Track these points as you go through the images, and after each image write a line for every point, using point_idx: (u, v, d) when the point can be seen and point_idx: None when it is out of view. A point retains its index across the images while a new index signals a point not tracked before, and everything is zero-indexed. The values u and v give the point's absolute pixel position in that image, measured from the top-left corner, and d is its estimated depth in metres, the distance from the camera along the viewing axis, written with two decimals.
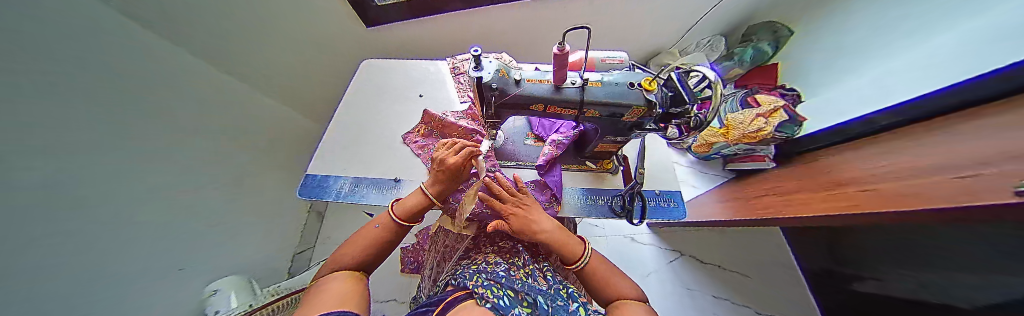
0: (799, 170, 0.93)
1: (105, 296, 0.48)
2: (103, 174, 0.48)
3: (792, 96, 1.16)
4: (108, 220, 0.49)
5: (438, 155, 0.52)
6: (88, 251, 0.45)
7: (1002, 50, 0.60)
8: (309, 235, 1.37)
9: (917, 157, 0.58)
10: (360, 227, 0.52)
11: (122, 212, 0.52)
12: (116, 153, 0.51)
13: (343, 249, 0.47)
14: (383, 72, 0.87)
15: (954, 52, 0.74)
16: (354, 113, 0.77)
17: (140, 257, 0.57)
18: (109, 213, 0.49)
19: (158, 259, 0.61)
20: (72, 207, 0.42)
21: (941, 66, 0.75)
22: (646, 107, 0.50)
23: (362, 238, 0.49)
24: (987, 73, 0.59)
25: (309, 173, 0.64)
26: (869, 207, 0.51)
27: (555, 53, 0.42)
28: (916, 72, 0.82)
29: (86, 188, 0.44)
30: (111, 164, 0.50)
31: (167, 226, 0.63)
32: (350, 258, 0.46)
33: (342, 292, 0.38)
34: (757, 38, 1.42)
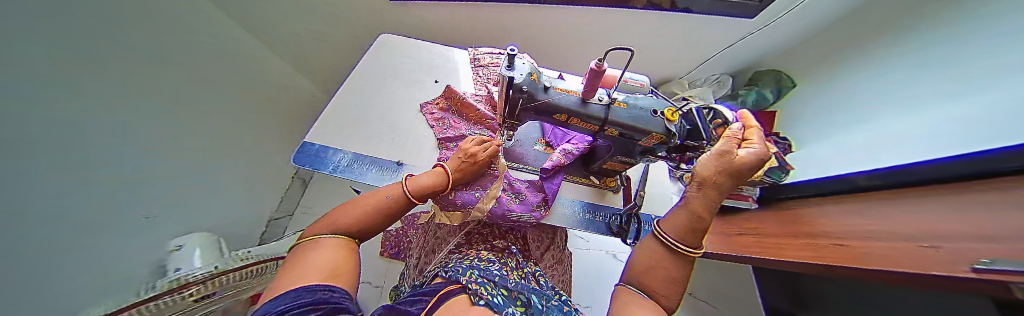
0: (778, 216, 0.97)
1: (51, 239, 0.44)
2: (53, 96, 0.43)
3: (783, 145, 1.21)
4: (59, 148, 0.45)
5: (471, 148, 0.56)
6: (38, 179, 0.41)
7: (1005, 128, 0.58)
8: (288, 203, 1.31)
9: (888, 222, 0.62)
10: (369, 190, 0.50)
11: (73, 144, 0.47)
12: (69, 76, 0.46)
13: (345, 210, 0.46)
14: (401, 50, 0.85)
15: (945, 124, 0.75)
16: (364, 87, 0.75)
17: (90, 194, 0.52)
18: (59, 141, 0.45)
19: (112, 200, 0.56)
20: (20, 125, 0.38)
21: (946, 133, 0.72)
22: (664, 135, 0.53)
23: (369, 203, 0.48)
24: (989, 149, 0.56)
25: (306, 141, 0.62)
26: (842, 259, 0.54)
27: (592, 68, 0.43)
28: (908, 139, 0.83)
29: (34, 106, 0.40)
30: (62, 87, 0.45)
31: (123, 166, 0.58)
32: (348, 221, 0.44)
33: (333, 263, 0.37)
34: (762, 83, 1.48)
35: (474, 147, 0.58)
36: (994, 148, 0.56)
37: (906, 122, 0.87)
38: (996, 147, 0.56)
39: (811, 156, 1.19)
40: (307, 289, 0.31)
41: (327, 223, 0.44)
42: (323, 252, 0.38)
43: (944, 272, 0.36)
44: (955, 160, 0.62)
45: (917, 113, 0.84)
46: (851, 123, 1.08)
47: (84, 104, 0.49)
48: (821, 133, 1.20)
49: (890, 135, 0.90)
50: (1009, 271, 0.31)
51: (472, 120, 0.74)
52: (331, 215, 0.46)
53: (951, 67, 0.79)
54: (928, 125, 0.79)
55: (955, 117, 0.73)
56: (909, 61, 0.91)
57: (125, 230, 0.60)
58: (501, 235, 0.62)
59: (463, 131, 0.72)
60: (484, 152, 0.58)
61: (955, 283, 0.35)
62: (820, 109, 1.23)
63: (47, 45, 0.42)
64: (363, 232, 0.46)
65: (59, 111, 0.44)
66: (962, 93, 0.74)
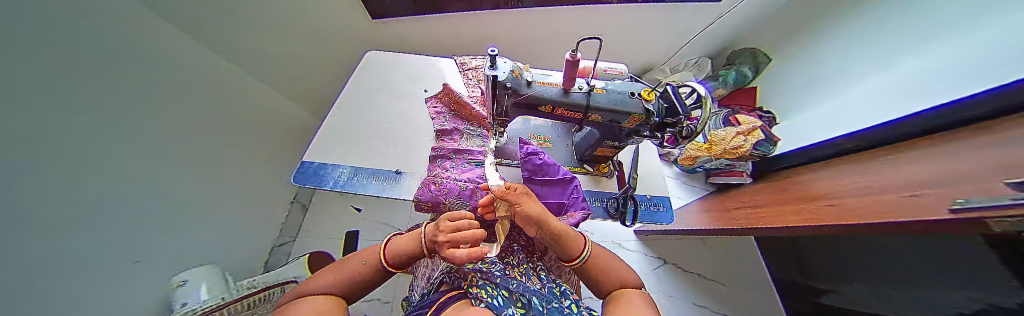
0: (774, 186, 1.00)
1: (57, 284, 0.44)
2: (67, 144, 0.45)
3: (769, 119, 1.26)
4: (67, 195, 0.46)
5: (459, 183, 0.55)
6: (50, 223, 0.43)
7: (997, 71, 0.63)
8: (290, 228, 1.31)
9: (873, 179, 0.65)
10: (340, 258, 0.45)
11: (85, 189, 0.49)
12: (85, 124, 0.48)
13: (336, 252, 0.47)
14: (392, 63, 0.89)
15: (944, 72, 0.78)
16: (357, 102, 0.77)
17: (97, 236, 0.52)
18: (69, 187, 0.46)
19: (118, 240, 0.57)
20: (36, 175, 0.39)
21: (927, 89, 0.79)
22: (644, 115, 0.56)
23: (347, 266, 0.42)
24: (987, 90, 0.62)
25: (305, 160, 0.63)
26: (831, 220, 0.56)
27: (567, 60, 0.45)
28: (910, 90, 0.85)
29: (47, 156, 0.41)
30: (73, 135, 0.46)
31: (127, 205, 0.59)
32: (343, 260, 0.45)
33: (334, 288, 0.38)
34: (739, 62, 1.53)
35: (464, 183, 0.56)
36: (992, 87, 0.61)
37: (886, 85, 0.95)
38: (993, 87, 0.61)
39: (800, 123, 1.24)
40: None
41: (302, 290, 0.37)
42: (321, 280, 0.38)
43: (921, 216, 0.39)
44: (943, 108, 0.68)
45: (895, 77, 0.93)
46: (827, 93, 1.17)
47: (101, 149, 0.51)
48: (800, 105, 1.28)
49: (869, 101, 0.98)
50: (979, 207, 0.34)
51: (469, 120, 0.76)
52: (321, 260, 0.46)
53: (923, 31, 0.88)
54: (909, 85, 0.87)
55: (949, 67, 0.77)
56: (882, 30, 1.00)
57: (130, 269, 0.60)
58: (502, 235, 0.63)
59: (457, 126, 0.75)
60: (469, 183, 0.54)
61: (928, 225, 0.38)
62: (800, 77, 1.31)
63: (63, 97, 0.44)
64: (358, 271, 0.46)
65: (76, 158, 0.46)
66: (936, 53, 0.83)
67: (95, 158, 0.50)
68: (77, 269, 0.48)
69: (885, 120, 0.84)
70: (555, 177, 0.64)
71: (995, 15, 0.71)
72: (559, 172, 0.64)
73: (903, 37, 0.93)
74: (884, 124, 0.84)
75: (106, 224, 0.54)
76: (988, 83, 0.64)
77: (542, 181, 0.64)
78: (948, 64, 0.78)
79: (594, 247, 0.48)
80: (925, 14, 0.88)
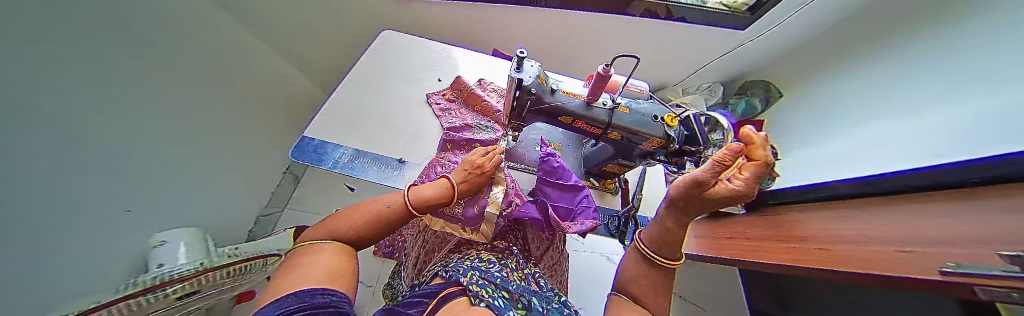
0: (766, 221, 1.01)
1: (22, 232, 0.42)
2: (22, 81, 0.40)
3: None
4: (34, 137, 0.42)
5: (478, 160, 0.55)
6: (20, 167, 0.40)
7: (965, 145, 0.66)
8: (279, 199, 1.28)
9: (863, 229, 0.67)
10: (371, 197, 0.50)
11: (49, 133, 0.45)
12: (38, 60, 0.43)
13: (342, 218, 0.45)
14: (405, 45, 0.86)
15: (939, 135, 0.75)
16: (365, 82, 0.74)
17: (70, 185, 0.49)
18: (33, 129, 0.42)
19: (91, 191, 0.54)
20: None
21: (906, 149, 0.82)
22: (664, 140, 0.55)
23: (368, 210, 0.47)
24: (951, 163, 0.65)
25: (306, 136, 0.61)
26: (821, 263, 0.57)
27: (600, 73, 0.44)
28: (913, 144, 0.81)
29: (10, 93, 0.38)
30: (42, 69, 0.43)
31: (101, 156, 0.55)
32: (349, 228, 0.43)
33: (330, 270, 0.36)
34: (751, 93, 1.55)
35: (481, 159, 0.57)
36: (955, 161, 0.64)
37: (873, 135, 0.97)
38: (957, 160, 0.64)
39: (811, 160, 1.18)
40: (307, 293, 0.30)
41: (327, 228, 0.43)
42: (321, 258, 0.37)
43: (915, 274, 0.39)
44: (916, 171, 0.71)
45: (883, 129, 0.94)
46: (823, 133, 1.19)
47: (56, 91, 0.46)
48: (800, 141, 1.29)
49: (859, 148, 1.00)
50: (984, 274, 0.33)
51: (479, 111, 0.77)
52: (328, 222, 0.45)
53: (915, 89, 0.88)
54: (891, 141, 0.89)
55: (928, 131, 0.79)
56: (881, 82, 1.00)
57: (107, 222, 0.58)
58: (501, 236, 0.62)
59: (469, 120, 0.74)
60: (489, 162, 0.57)
61: (924, 284, 0.38)
62: (803, 115, 1.31)
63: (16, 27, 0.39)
64: (365, 239, 0.46)
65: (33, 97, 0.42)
66: (920, 114, 0.84)
67: (56, 100, 0.46)
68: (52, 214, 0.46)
69: (885, 171, 0.82)
70: (567, 183, 0.63)
71: (978, 85, 0.71)
72: (572, 178, 0.64)
73: (915, 86, 0.88)
74: (884, 174, 0.81)
75: (77, 173, 0.51)
76: (977, 153, 0.61)
77: (556, 184, 0.63)
78: (927, 127, 0.80)
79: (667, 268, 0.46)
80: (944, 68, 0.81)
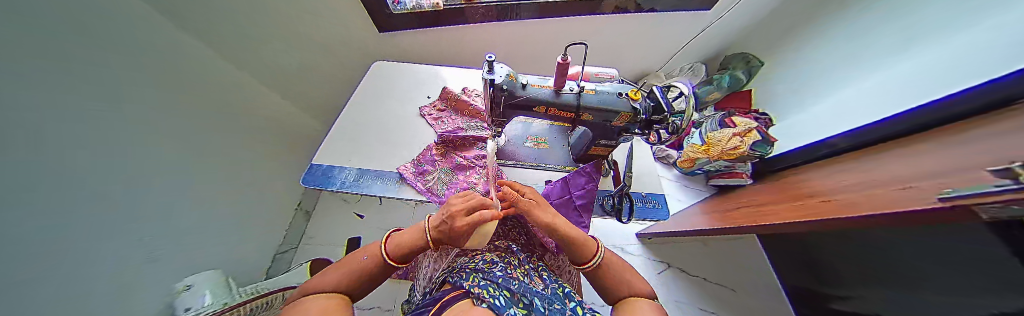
0: (771, 186, 1.00)
1: (51, 291, 0.45)
2: (59, 156, 0.46)
3: (765, 120, 1.26)
4: (67, 199, 0.47)
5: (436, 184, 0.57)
6: (49, 230, 0.44)
7: (984, 67, 0.67)
8: (293, 235, 1.33)
9: (864, 175, 0.66)
10: (350, 255, 0.53)
11: (78, 200, 0.49)
12: (77, 136, 0.49)
13: (328, 276, 0.46)
14: (395, 71, 0.93)
15: (948, 66, 0.76)
16: (362, 108, 0.81)
17: (97, 243, 0.53)
18: (65, 196, 0.47)
19: (115, 249, 0.57)
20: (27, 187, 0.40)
21: (916, 88, 0.82)
22: (631, 113, 0.58)
23: (350, 263, 0.50)
24: (983, 82, 0.64)
25: (313, 163, 0.66)
26: (821, 215, 0.58)
27: (558, 63, 0.49)
28: (919, 84, 0.82)
29: (47, 164, 0.44)
30: (76, 137, 0.48)
31: (129, 215, 0.60)
32: (339, 282, 0.45)
33: (323, 308, 0.38)
34: (732, 66, 1.55)
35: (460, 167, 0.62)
36: (989, 79, 0.63)
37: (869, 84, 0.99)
38: (989, 79, 0.63)
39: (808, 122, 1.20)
40: None
41: (312, 287, 0.44)
42: (324, 303, 0.39)
43: (904, 207, 0.42)
44: (938, 102, 0.71)
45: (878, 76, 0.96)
46: (812, 94, 1.21)
47: (93, 159, 0.52)
48: (788, 107, 1.33)
49: (858, 99, 1.01)
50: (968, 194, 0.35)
51: (467, 115, 0.84)
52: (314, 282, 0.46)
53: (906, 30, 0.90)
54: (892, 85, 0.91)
55: (932, 65, 0.81)
56: (866, 32, 1.02)
57: (129, 276, 0.61)
58: (504, 236, 0.65)
59: (460, 124, 0.80)
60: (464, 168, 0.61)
61: (927, 215, 0.39)
62: (790, 79, 1.33)
63: (61, 112, 0.46)
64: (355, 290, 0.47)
65: (67, 170, 0.47)
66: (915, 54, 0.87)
67: (91, 168, 0.51)
68: (76, 275, 0.49)
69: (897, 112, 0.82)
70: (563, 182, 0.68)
71: (981, 13, 0.73)
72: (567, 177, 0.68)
73: (897, 37, 0.93)
74: (896, 115, 0.81)
75: (106, 233, 0.55)
76: (1009, 67, 0.61)
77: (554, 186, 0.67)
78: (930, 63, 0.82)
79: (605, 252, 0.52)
80: (924, 14, 0.85)
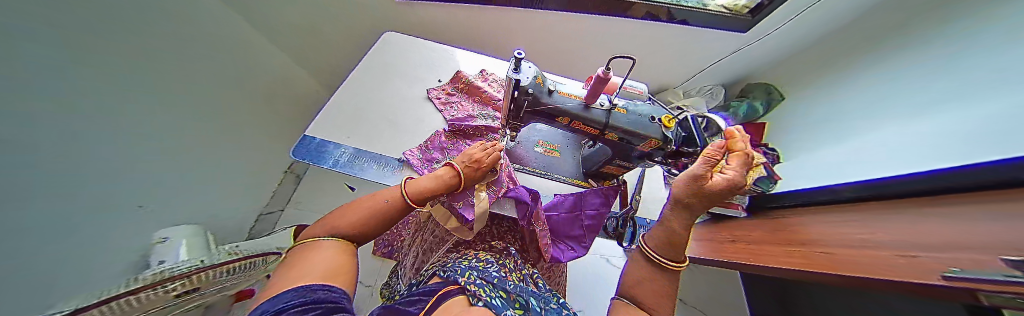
0: (768, 224, 1.00)
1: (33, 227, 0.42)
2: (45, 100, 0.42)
3: (773, 156, 1.24)
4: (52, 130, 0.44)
5: (476, 154, 0.54)
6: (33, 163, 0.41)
7: (979, 146, 0.61)
8: (280, 197, 1.29)
9: (864, 233, 0.66)
10: (368, 193, 0.48)
11: (67, 147, 0.46)
12: (62, 79, 0.45)
13: (341, 214, 0.43)
14: (405, 47, 0.87)
15: (955, 137, 0.69)
16: (366, 83, 0.75)
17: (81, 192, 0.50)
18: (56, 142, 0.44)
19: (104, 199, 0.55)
20: (14, 132, 0.37)
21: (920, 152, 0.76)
22: (661, 141, 0.56)
23: (365, 206, 0.45)
24: (970, 164, 0.58)
25: (307, 135, 0.61)
26: (818, 267, 0.57)
27: (599, 75, 0.45)
28: (907, 151, 0.80)
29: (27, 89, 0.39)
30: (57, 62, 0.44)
31: (112, 162, 0.57)
32: (349, 225, 0.42)
33: (329, 266, 0.35)
34: (753, 95, 1.54)
35: (480, 153, 0.56)
36: (974, 162, 0.58)
37: (887, 137, 0.90)
38: (976, 161, 0.58)
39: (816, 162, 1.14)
40: (305, 290, 0.29)
41: (326, 227, 0.41)
42: (321, 256, 0.36)
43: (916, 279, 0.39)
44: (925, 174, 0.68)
45: (900, 131, 0.87)
46: (833, 136, 1.13)
47: (74, 107, 0.48)
48: (802, 142, 1.26)
49: (870, 151, 0.94)
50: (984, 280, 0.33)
51: (479, 102, 0.80)
52: (329, 218, 0.44)
53: (942, 86, 0.79)
54: (903, 144, 0.83)
55: (946, 130, 0.73)
56: (906, 81, 0.91)
57: (116, 224, 0.59)
58: (498, 236, 0.63)
59: (472, 112, 0.76)
60: (487, 157, 0.56)
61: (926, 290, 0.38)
62: (811, 118, 1.26)
63: (41, 56, 0.41)
64: (366, 234, 0.45)
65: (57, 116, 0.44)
66: (938, 116, 0.77)
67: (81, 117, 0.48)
68: (66, 224, 0.47)
69: (890, 175, 0.78)
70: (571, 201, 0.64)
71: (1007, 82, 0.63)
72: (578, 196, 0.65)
73: (926, 92, 0.83)
74: (893, 178, 0.77)
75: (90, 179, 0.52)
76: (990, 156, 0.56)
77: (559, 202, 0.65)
78: (945, 130, 0.74)
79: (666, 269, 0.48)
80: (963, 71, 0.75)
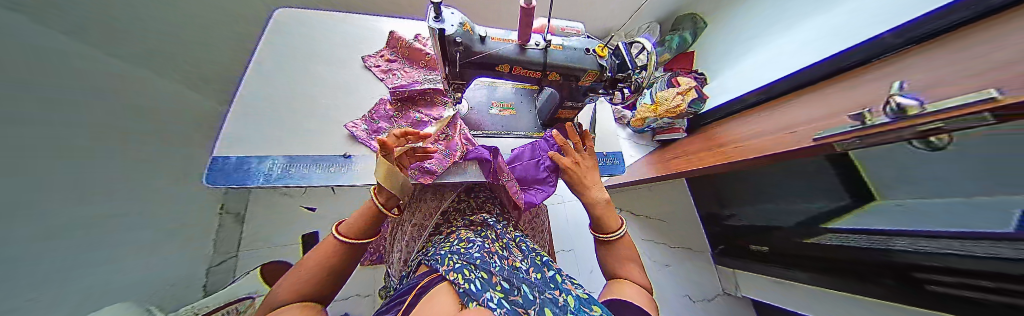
0: (700, 138, 1.18)
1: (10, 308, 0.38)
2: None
3: (701, 79, 1.40)
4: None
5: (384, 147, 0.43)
6: None
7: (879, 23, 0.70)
8: (227, 244, 1.10)
9: (764, 123, 0.82)
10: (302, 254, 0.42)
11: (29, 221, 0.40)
12: None
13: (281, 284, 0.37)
14: (311, 23, 0.73)
15: (855, 23, 0.80)
16: (273, 79, 0.63)
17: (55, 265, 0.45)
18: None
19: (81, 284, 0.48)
20: None
21: (826, 42, 0.87)
22: (598, 71, 0.58)
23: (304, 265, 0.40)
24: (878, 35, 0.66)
25: (216, 157, 0.51)
26: (733, 157, 0.71)
27: (522, 8, 0.41)
28: (809, 47, 0.93)
29: None
30: None
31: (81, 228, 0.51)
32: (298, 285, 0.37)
33: None
34: (682, 27, 1.66)
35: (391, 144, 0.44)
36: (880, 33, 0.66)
37: (797, 40, 1.03)
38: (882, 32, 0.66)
39: (732, 78, 1.31)
40: None
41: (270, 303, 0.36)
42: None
43: (801, 146, 0.50)
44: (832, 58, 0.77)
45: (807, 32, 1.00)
46: (747, 51, 1.28)
47: None
48: (722, 63, 1.42)
49: (781, 55, 1.07)
50: (839, 134, 0.43)
51: (424, 66, 0.74)
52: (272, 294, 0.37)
53: None
54: (811, 41, 0.95)
55: (848, 20, 0.84)
56: None
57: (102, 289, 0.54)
58: (477, 210, 0.63)
59: (417, 77, 0.71)
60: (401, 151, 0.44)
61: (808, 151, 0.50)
62: (727, 39, 1.43)
63: None
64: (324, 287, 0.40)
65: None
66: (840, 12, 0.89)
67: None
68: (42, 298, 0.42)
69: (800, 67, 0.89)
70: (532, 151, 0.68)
71: None
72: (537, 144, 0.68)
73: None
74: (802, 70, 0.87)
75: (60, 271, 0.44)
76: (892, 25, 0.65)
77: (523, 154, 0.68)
78: (846, 20, 0.85)
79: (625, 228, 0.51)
80: None
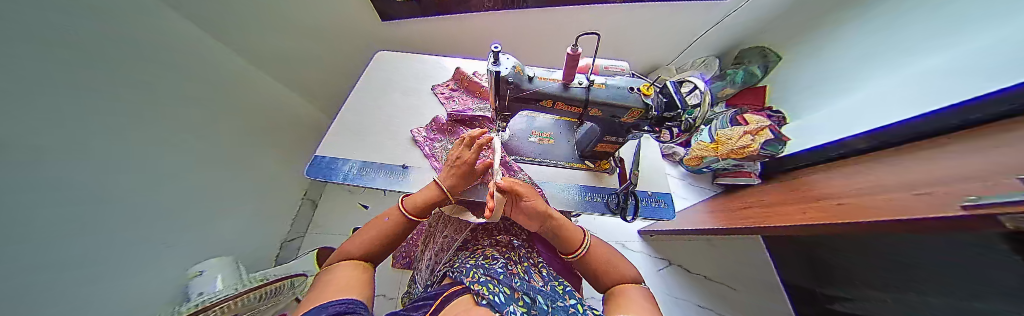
0: (778, 188, 0.98)
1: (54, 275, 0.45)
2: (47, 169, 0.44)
3: (779, 118, 1.21)
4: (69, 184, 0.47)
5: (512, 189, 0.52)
6: (43, 219, 0.44)
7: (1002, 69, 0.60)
8: (300, 224, 1.35)
9: (880, 178, 0.64)
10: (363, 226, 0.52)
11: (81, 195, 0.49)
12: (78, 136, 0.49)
13: (348, 243, 0.48)
14: (400, 60, 0.93)
15: (969, 67, 0.69)
16: (367, 100, 0.80)
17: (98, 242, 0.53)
18: (65, 215, 0.48)
19: (117, 252, 0.58)
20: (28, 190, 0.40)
21: (938, 87, 0.75)
22: (643, 109, 0.57)
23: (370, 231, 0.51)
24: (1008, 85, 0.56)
25: (318, 155, 0.66)
26: (837, 218, 0.56)
27: (568, 54, 0.47)
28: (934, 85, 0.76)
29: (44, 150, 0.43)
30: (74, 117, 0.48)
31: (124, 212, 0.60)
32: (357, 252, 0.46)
33: (349, 281, 0.39)
34: (748, 61, 1.51)
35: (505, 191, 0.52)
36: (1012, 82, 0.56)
37: (896, 82, 0.89)
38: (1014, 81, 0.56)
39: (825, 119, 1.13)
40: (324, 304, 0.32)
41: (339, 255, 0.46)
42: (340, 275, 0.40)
43: (934, 213, 0.38)
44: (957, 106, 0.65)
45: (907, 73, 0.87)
46: (836, 91, 1.12)
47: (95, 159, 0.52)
48: (807, 102, 1.25)
49: (884, 98, 0.92)
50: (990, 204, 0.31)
51: (479, 96, 0.85)
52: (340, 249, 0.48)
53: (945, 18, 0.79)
54: (916, 85, 0.82)
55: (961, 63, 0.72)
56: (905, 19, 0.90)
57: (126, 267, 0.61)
58: (506, 231, 0.65)
59: (471, 104, 0.82)
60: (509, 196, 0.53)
61: (948, 224, 0.36)
62: (809, 76, 1.26)
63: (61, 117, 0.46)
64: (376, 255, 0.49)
65: (67, 178, 0.47)
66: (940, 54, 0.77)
67: (87, 177, 0.51)
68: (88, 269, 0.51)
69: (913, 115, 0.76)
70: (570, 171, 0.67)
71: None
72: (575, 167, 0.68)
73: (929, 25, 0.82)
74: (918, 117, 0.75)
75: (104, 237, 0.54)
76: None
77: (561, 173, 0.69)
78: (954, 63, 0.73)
79: (593, 241, 0.54)
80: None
